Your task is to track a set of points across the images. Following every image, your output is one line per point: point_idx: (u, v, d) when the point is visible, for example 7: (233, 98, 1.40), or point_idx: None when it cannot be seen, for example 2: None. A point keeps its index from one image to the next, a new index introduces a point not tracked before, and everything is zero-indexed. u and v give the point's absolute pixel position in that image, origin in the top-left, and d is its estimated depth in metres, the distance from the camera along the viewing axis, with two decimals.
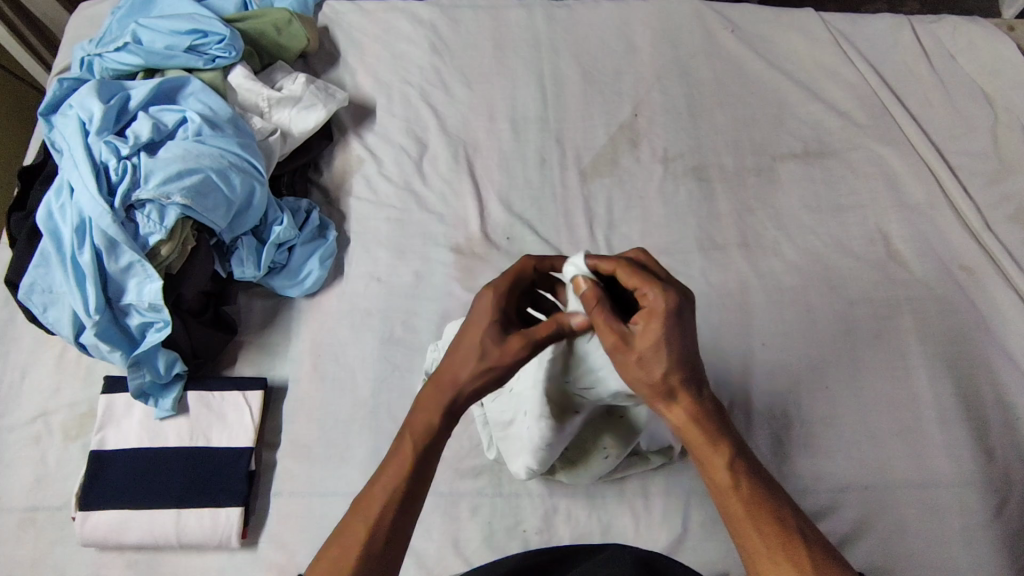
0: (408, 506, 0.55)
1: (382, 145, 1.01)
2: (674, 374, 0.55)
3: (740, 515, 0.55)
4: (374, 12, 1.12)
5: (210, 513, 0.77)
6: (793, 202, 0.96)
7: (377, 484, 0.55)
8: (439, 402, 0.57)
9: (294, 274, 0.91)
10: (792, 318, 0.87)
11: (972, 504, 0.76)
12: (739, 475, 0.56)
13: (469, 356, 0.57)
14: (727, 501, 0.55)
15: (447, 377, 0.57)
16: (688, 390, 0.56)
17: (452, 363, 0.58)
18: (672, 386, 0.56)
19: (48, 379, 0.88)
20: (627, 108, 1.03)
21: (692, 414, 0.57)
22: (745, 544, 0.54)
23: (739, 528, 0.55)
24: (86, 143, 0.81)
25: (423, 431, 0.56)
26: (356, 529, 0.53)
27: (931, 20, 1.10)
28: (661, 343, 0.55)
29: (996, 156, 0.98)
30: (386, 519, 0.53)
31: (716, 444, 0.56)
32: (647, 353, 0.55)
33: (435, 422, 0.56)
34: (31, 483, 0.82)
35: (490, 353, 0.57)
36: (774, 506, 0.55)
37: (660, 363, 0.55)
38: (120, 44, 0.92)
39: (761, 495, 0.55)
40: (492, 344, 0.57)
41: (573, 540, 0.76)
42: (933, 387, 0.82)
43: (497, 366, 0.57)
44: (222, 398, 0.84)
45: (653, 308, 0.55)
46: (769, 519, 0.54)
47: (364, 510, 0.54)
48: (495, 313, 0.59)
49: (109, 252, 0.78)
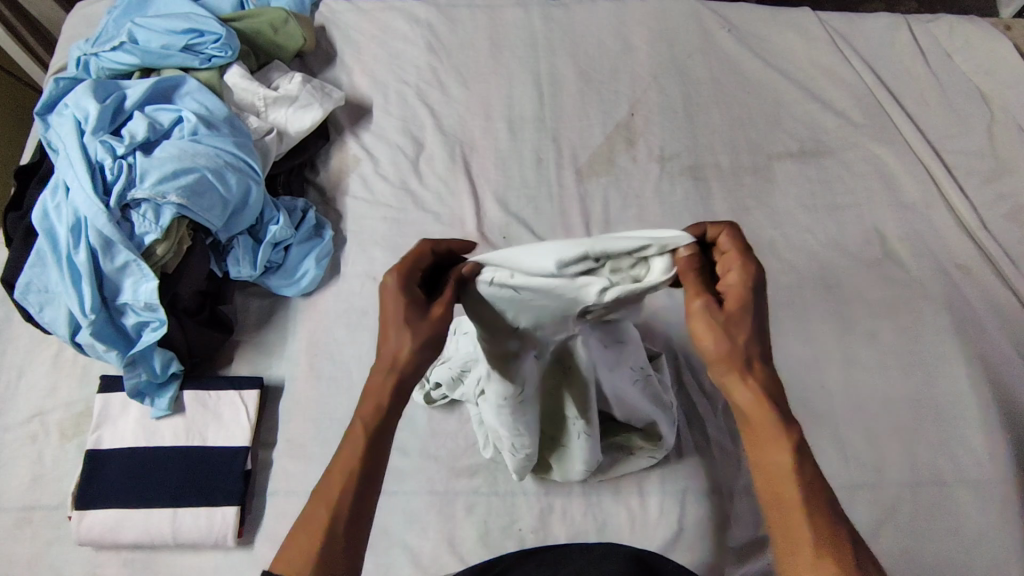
0: (370, 484, 0.52)
1: (379, 145, 1.01)
2: (759, 352, 0.49)
3: (794, 509, 0.48)
4: (370, 12, 1.12)
5: (206, 513, 0.77)
6: (789, 202, 0.96)
7: (333, 469, 0.51)
8: (381, 383, 0.52)
9: (290, 274, 0.91)
10: (787, 318, 0.87)
11: (967, 504, 0.76)
12: (804, 470, 0.48)
13: (400, 336, 0.51)
14: (786, 495, 0.48)
15: (383, 361, 0.52)
16: (770, 370, 0.50)
17: (385, 350, 0.52)
18: (755, 363, 0.49)
19: (45, 378, 0.88)
20: (624, 108, 1.03)
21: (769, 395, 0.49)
22: (793, 544, 0.47)
23: (790, 524, 0.48)
24: (81, 142, 0.81)
25: (372, 412, 0.52)
26: (316, 512, 0.50)
27: (928, 19, 1.10)
28: (745, 311, 0.49)
29: (993, 155, 0.98)
30: (346, 498, 0.50)
31: (793, 435, 0.48)
32: (736, 320, 0.49)
33: (383, 403, 0.52)
34: (27, 482, 0.82)
35: (418, 325, 0.51)
36: (829, 508, 0.48)
37: (748, 337, 0.49)
38: (116, 43, 0.92)
39: (823, 495, 0.48)
40: (416, 319, 0.51)
41: (568, 539, 0.77)
42: (928, 387, 0.82)
43: (431, 338, 0.51)
44: (219, 397, 0.84)
45: (745, 280, 0.50)
46: (827, 524, 0.47)
47: (323, 494, 0.51)
48: (409, 289, 0.52)
49: (104, 252, 0.78)
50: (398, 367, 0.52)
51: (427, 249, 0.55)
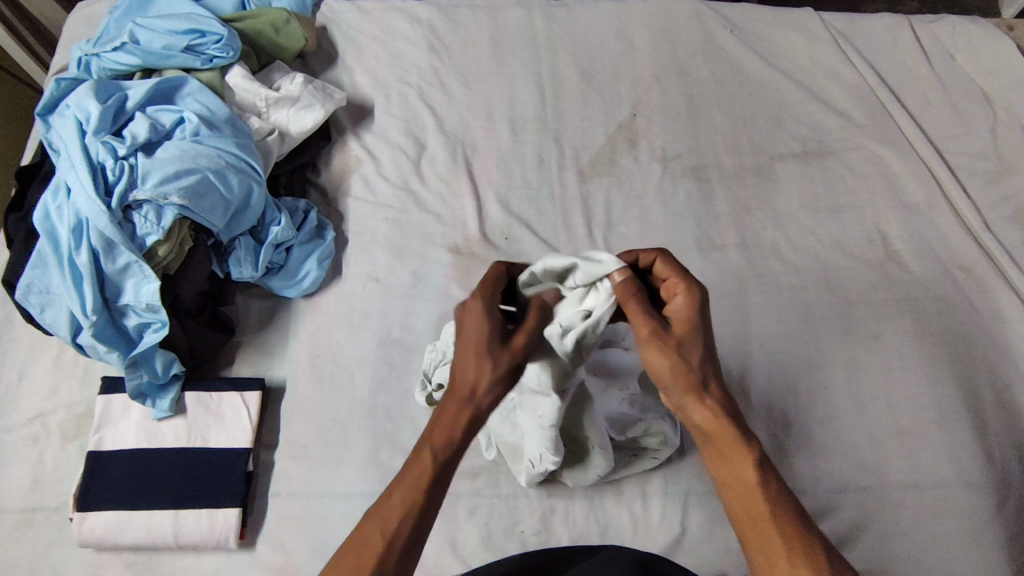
0: (429, 508, 0.54)
1: (380, 145, 1.01)
2: (708, 367, 0.56)
3: (761, 514, 0.53)
4: (372, 12, 1.12)
5: (207, 514, 0.77)
6: (792, 203, 0.96)
7: (395, 490, 0.54)
8: (457, 410, 0.55)
9: (292, 275, 0.90)
10: (790, 319, 0.87)
11: (970, 505, 0.76)
12: (763, 471, 0.55)
13: (480, 361, 0.55)
14: (749, 497, 0.54)
15: (463, 387, 0.56)
16: (718, 384, 0.56)
17: (465, 373, 0.56)
18: (706, 376, 0.56)
19: (46, 379, 0.88)
20: (626, 108, 1.03)
21: (718, 406, 0.56)
22: (759, 542, 0.53)
23: (756, 525, 0.53)
24: (82, 143, 0.81)
25: (444, 441, 0.55)
26: (372, 532, 0.52)
27: (930, 20, 1.09)
28: (689, 336, 0.55)
29: (995, 156, 0.98)
30: (405, 523, 0.52)
31: (745, 439, 0.55)
32: (685, 341, 0.55)
33: (455, 432, 0.55)
34: (29, 484, 0.82)
35: (498, 354, 0.56)
36: (791, 506, 0.54)
37: (696, 355, 0.55)
38: (117, 43, 0.92)
39: (781, 492, 0.54)
40: (496, 343, 0.56)
41: (570, 541, 0.76)
42: (931, 388, 0.82)
43: (507, 364, 0.56)
44: (220, 398, 0.84)
45: (687, 304, 0.55)
46: (790, 520, 0.53)
47: (380, 515, 0.53)
48: (489, 312, 0.57)
49: (106, 253, 0.78)
50: (477, 398, 0.56)
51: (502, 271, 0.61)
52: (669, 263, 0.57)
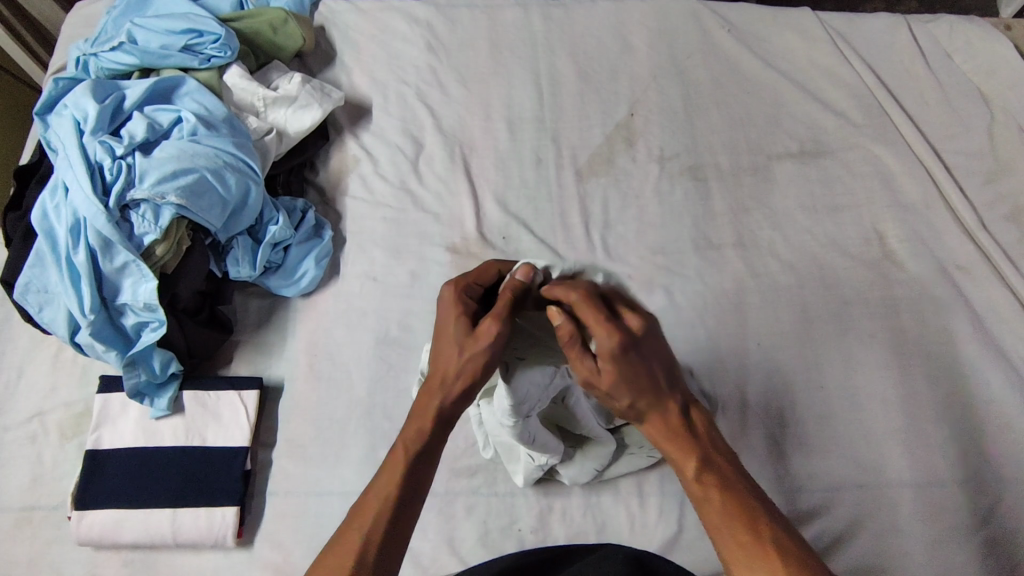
0: (407, 504, 0.55)
1: (378, 145, 1.01)
2: (638, 404, 0.55)
3: (714, 522, 0.53)
4: (370, 12, 1.12)
5: (205, 512, 0.77)
6: (789, 202, 0.96)
7: (372, 490, 0.55)
8: (429, 404, 0.57)
9: (290, 274, 0.91)
10: (787, 318, 0.87)
11: (966, 504, 0.76)
12: (710, 485, 0.53)
13: (447, 352, 0.57)
14: (704, 514, 0.53)
15: (432, 379, 0.57)
16: (655, 411, 0.56)
17: (438, 365, 0.57)
18: (638, 412, 0.56)
19: (45, 378, 0.88)
20: (624, 108, 1.03)
21: (660, 429, 0.56)
22: (724, 553, 0.52)
23: (716, 538, 0.52)
24: (80, 142, 0.81)
25: (416, 435, 0.57)
26: (351, 534, 0.53)
27: (928, 19, 1.10)
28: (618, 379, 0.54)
29: (992, 155, 0.98)
30: (380, 522, 0.53)
31: (684, 456, 0.55)
32: (611, 389, 0.54)
33: (427, 427, 0.57)
34: (27, 482, 0.82)
35: (463, 342, 0.56)
36: (747, 510, 0.52)
37: (625, 398, 0.55)
38: (115, 43, 0.92)
39: (732, 496, 0.53)
40: (462, 334, 0.56)
41: (568, 540, 0.77)
42: (927, 387, 0.82)
43: (473, 352, 0.55)
44: (218, 397, 0.84)
45: (606, 353, 0.53)
46: (745, 525, 0.51)
47: (357, 518, 0.54)
48: (461, 305, 0.58)
49: (104, 252, 0.78)
50: (447, 389, 0.57)
51: (490, 267, 0.62)
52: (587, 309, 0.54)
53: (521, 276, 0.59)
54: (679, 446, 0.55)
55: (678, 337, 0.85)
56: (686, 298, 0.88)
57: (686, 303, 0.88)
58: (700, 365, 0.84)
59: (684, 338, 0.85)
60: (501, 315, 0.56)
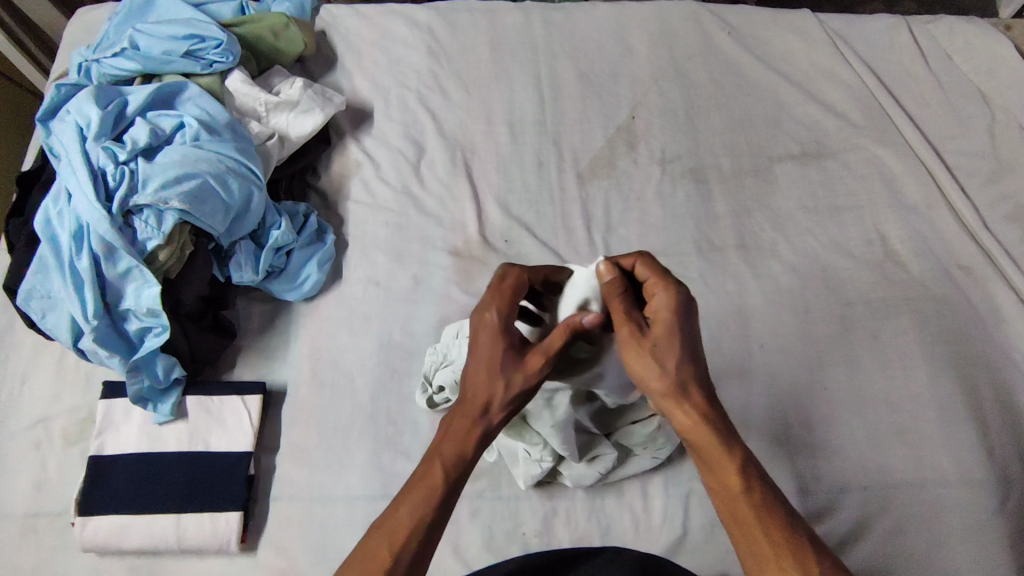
0: (436, 522, 0.54)
1: (380, 149, 1.01)
2: (687, 369, 0.56)
3: (748, 521, 0.53)
4: (370, 16, 1.12)
5: (209, 518, 0.77)
6: (791, 204, 0.96)
7: (402, 505, 0.54)
8: (469, 430, 0.57)
9: (292, 278, 0.91)
10: (789, 320, 0.87)
11: (971, 504, 0.76)
12: (751, 480, 0.54)
13: (491, 383, 0.57)
14: (738, 507, 0.54)
15: (473, 404, 0.58)
16: (698, 386, 0.57)
17: (475, 394, 0.58)
18: (683, 380, 0.56)
19: (48, 384, 0.88)
20: (624, 110, 1.03)
21: (702, 412, 0.56)
22: (754, 550, 0.53)
23: (747, 533, 0.53)
24: (83, 148, 0.81)
25: (455, 458, 0.56)
26: (380, 548, 0.52)
27: (928, 20, 1.10)
28: (666, 332, 0.57)
29: (993, 155, 0.98)
30: (411, 541, 0.52)
31: (729, 448, 0.55)
32: (660, 344, 0.57)
33: (467, 450, 0.57)
34: (31, 489, 0.82)
35: (510, 372, 0.57)
36: (782, 511, 0.53)
37: (674, 354, 0.57)
38: (117, 49, 0.92)
39: (769, 497, 0.54)
40: (511, 362, 0.58)
41: (572, 543, 0.77)
42: (931, 387, 0.82)
43: (518, 387, 0.57)
44: (221, 403, 0.84)
45: (660, 305, 0.58)
46: (783, 527, 0.52)
47: (387, 531, 0.53)
48: (501, 328, 0.59)
49: (107, 258, 0.78)
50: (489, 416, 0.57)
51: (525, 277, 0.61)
52: (648, 264, 0.60)
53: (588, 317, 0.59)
54: (720, 437, 0.55)
55: None
56: None
57: None
58: None
59: None
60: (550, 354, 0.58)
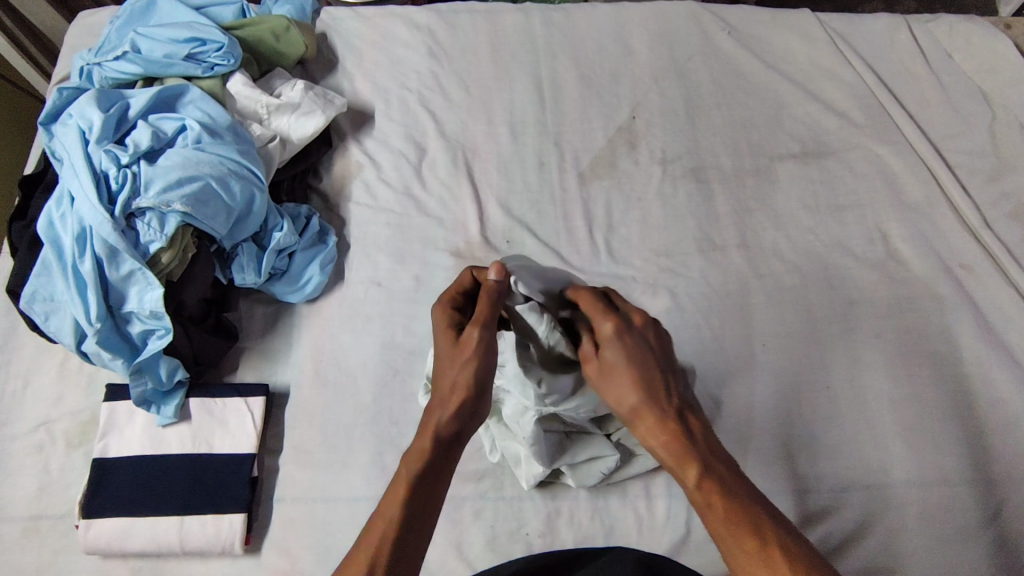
0: (415, 523, 0.55)
1: (381, 151, 1.01)
2: (631, 395, 0.59)
3: (717, 527, 0.53)
4: (371, 18, 1.12)
5: (213, 520, 0.77)
6: (792, 203, 0.96)
7: (378, 515, 0.55)
8: (430, 423, 0.58)
9: (294, 279, 0.91)
10: (792, 319, 0.87)
11: (975, 502, 0.76)
12: (712, 490, 0.54)
13: (444, 369, 0.59)
14: (705, 518, 0.54)
15: (434, 398, 0.59)
16: (647, 409, 0.58)
17: (435, 387, 0.59)
18: (633, 405, 0.59)
19: (51, 387, 0.88)
20: (625, 110, 1.03)
21: (658, 432, 0.58)
22: (728, 560, 0.52)
23: (721, 542, 0.53)
24: (85, 152, 0.81)
25: (416, 460, 0.57)
26: (358, 558, 0.53)
27: (928, 19, 1.10)
28: (611, 365, 0.60)
29: (994, 153, 0.98)
30: (386, 546, 0.53)
31: (684, 461, 0.55)
32: (606, 375, 0.61)
33: (426, 445, 0.57)
34: (34, 491, 0.82)
35: (454, 356, 0.59)
36: (752, 515, 0.52)
37: (617, 383, 0.59)
38: (119, 52, 0.92)
39: (733, 502, 0.53)
40: (452, 349, 0.59)
41: (575, 543, 0.77)
42: (933, 386, 0.82)
43: (464, 362, 0.58)
44: (224, 405, 0.84)
45: (606, 334, 0.61)
46: (749, 533, 0.51)
47: (367, 539, 0.54)
48: (452, 321, 0.63)
49: (110, 261, 0.78)
50: (445, 407, 0.58)
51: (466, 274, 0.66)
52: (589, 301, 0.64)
53: (494, 276, 0.63)
54: (676, 450, 0.56)
55: (682, 340, 0.85)
56: (690, 301, 0.88)
57: (691, 304, 0.88)
58: (704, 367, 0.84)
59: (689, 340, 0.85)
60: (483, 321, 0.59)
